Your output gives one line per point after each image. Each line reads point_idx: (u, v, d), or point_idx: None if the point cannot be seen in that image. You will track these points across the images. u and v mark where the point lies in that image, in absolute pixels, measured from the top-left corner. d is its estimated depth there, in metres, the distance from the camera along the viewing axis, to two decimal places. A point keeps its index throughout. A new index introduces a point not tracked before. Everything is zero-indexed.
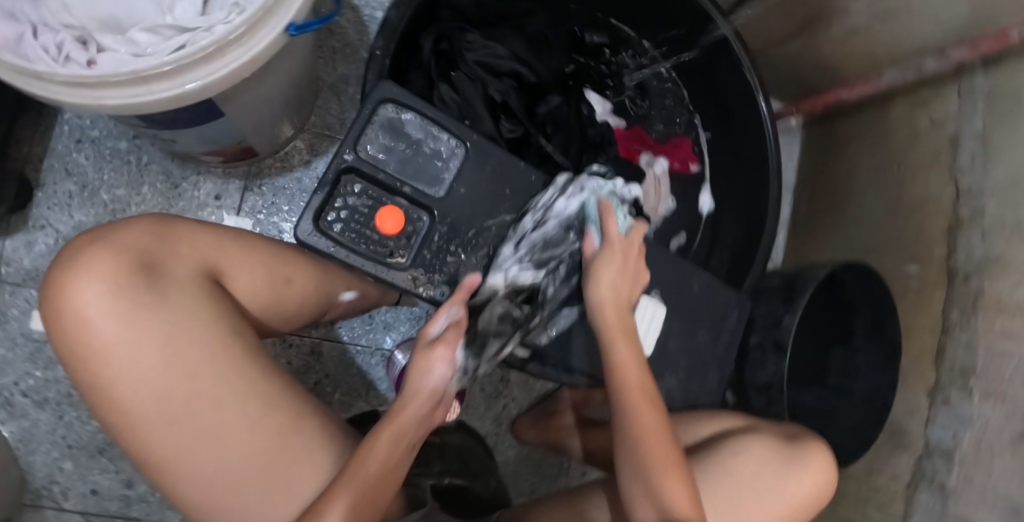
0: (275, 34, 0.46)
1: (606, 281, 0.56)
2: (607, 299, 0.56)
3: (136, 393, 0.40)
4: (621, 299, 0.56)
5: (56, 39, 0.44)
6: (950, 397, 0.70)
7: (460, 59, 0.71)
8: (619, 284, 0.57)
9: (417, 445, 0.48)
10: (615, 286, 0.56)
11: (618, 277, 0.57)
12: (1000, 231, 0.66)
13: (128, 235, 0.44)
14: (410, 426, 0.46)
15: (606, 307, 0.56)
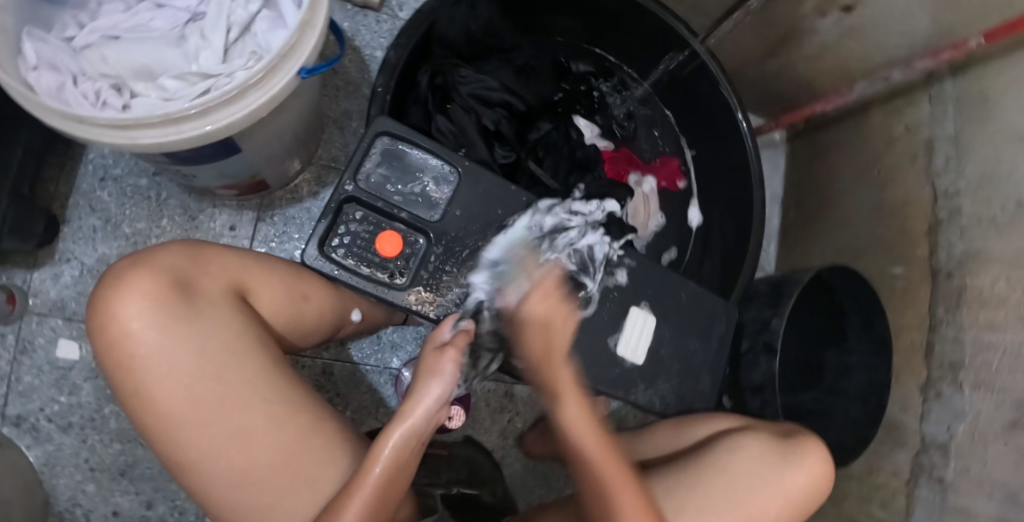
0: (289, 78, 0.49)
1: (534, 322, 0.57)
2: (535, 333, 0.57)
3: (173, 397, 0.43)
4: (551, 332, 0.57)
5: (93, 86, 0.48)
6: (942, 391, 0.72)
7: (452, 91, 0.74)
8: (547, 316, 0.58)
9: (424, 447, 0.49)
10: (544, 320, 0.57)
11: (540, 311, 0.58)
12: (977, 226, 0.69)
13: (165, 254, 0.47)
14: (421, 421, 0.48)
15: (540, 339, 0.56)
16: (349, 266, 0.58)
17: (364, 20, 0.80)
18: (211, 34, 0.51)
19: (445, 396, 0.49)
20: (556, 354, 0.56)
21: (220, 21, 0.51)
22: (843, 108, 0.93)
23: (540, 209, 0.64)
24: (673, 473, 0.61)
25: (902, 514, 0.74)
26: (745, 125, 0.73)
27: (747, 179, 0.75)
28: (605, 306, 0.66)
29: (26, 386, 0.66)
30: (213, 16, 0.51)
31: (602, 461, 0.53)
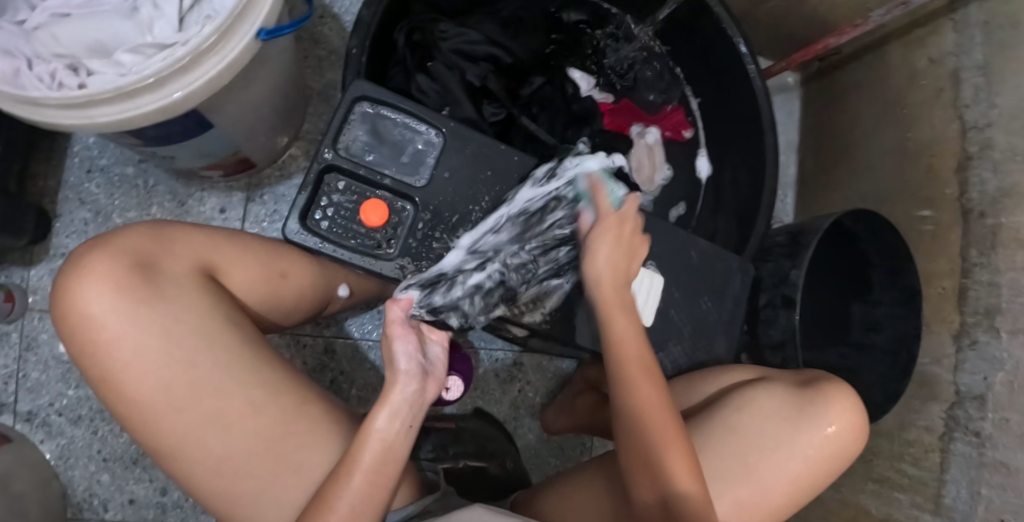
0: (245, 40, 0.50)
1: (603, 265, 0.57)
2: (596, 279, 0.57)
3: (142, 384, 0.42)
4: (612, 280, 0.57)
5: (49, 68, 0.48)
6: (977, 339, 0.68)
7: (433, 47, 0.68)
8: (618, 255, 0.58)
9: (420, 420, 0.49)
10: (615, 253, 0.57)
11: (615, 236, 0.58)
12: (1013, 159, 0.63)
13: (125, 239, 0.45)
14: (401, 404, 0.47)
15: (603, 284, 0.57)
16: (332, 238, 0.57)
17: None
18: (163, 3, 0.49)
19: (415, 374, 0.49)
20: (617, 302, 0.57)
21: None
22: (859, 43, 0.87)
23: (539, 177, 0.60)
24: (683, 438, 0.59)
25: (935, 471, 0.70)
26: (755, 68, 0.68)
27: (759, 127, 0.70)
28: None
29: (34, 381, 0.67)
30: None
31: (641, 384, 0.52)
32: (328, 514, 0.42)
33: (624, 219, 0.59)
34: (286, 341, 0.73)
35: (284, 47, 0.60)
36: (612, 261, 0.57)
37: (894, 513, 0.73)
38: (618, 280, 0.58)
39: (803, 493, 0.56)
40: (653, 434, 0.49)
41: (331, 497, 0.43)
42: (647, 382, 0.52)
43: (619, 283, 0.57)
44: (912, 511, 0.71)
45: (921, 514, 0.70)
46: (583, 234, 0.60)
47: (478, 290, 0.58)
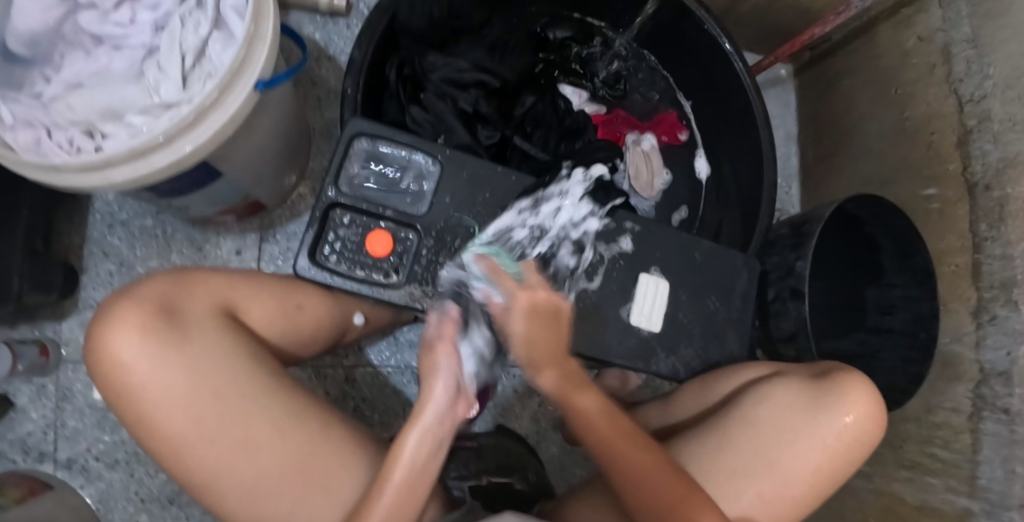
0: (246, 93, 0.53)
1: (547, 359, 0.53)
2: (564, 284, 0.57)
3: (171, 421, 0.44)
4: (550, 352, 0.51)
5: (67, 135, 0.52)
6: (996, 314, 0.67)
7: (426, 79, 0.69)
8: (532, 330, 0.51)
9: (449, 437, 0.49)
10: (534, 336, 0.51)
11: (531, 303, 0.52)
12: (1013, 128, 0.63)
13: (149, 287, 0.48)
14: (431, 423, 0.47)
15: (533, 352, 0.51)
16: (341, 270, 0.59)
17: (335, 28, 0.80)
18: (168, 65, 0.53)
19: (451, 396, 0.47)
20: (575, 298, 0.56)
21: (175, 51, 0.53)
22: (847, 30, 0.87)
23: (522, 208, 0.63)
24: (699, 437, 0.59)
25: (968, 453, 0.68)
26: (741, 64, 0.69)
27: (754, 122, 0.71)
28: (610, 275, 0.65)
29: (71, 429, 0.70)
30: (166, 47, 0.53)
31: (618, 452, 0.51)
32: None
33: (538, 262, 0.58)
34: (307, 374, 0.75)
35: (283, 92, 0.63)
36: (542, 309, 0.54)
37: (929, 499, 0.72)
38: (555, 342, 0.52)
39: (825, 483, 0.56)
40: (675, 508, 0.48)
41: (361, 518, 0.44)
42: (627, 449, 0.51)
43: (554, 337, 0.52)
44: (948, 495, 0.70)
45: (958, 497, 0.68)
46: (508, 286, 0.56)
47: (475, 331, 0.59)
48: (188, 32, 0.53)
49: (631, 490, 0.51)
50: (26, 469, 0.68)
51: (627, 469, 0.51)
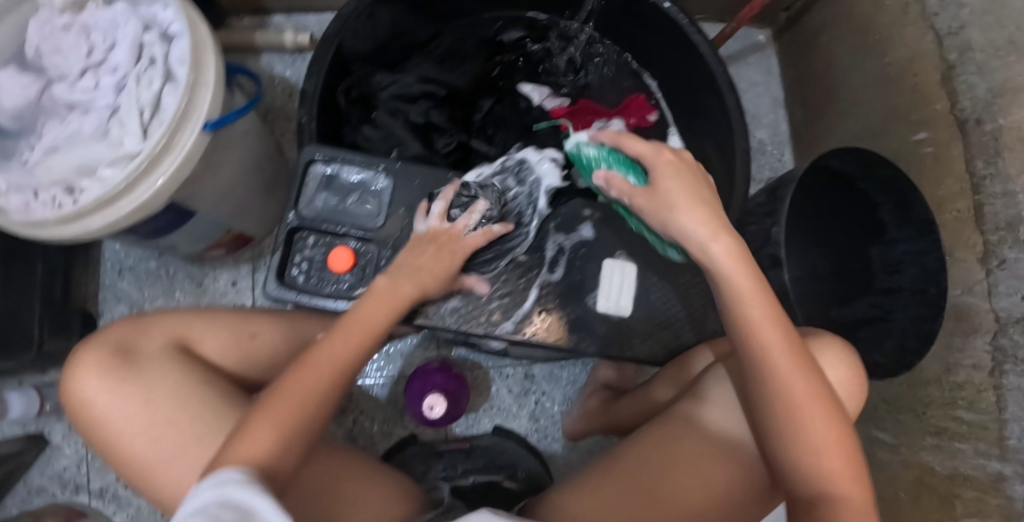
0: (194, 135, 0.57)
1: (704, 241, 0.51)
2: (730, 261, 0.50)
3: (132, 445, 0.50)
4: (704, 226, 0.51)
5: (51, 194, 0.57)
6: (1006, 256, 0.62)
7: (376, 99, 0.72)
8: (673, 198, 0.51)
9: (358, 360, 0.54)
10: (673, 205, 0.51)
11: (679, 181, 0.52)
12: (995, 55, 0.62)
13: (110, 332, 0.54)
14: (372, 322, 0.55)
15: (713, 245, 0.51)
16: (306, 288, 0.62)
17: (303, 64, 0.85)
18: (128, 120, 0.58)
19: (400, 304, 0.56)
20: (734, 252, 0.51)
21: (133, 107, 0.58)
22: None
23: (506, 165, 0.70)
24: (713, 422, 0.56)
25: (993, 412, 0.63)
26: (699, 36, 0.68)
27: (721, 93, 0.69)
28: (573, 265, 0.64)
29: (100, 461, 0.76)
30: (126, 104, 0.58)
31: (786, 367, 0.49)
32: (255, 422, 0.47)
33: (692, 164, 0.54)
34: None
35: (245, 129, 0.67)
36: (699, 207, 0.51)
37: (959, 466, 0.66)
38: (720, 226, 0.51)
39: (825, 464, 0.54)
40: (823, 455, 0.48)
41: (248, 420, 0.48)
42: (798, 367, 0.49)
43: (716, 220, 0.51)
44: (979, 461, 0.64)
45: (989, 462, 0.63)
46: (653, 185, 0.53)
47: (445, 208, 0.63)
48: (143, 88, 0.58)
49: (780, 405, 0.49)
50: (64, 501, 0.75)
51: (808, 410, 0.48)
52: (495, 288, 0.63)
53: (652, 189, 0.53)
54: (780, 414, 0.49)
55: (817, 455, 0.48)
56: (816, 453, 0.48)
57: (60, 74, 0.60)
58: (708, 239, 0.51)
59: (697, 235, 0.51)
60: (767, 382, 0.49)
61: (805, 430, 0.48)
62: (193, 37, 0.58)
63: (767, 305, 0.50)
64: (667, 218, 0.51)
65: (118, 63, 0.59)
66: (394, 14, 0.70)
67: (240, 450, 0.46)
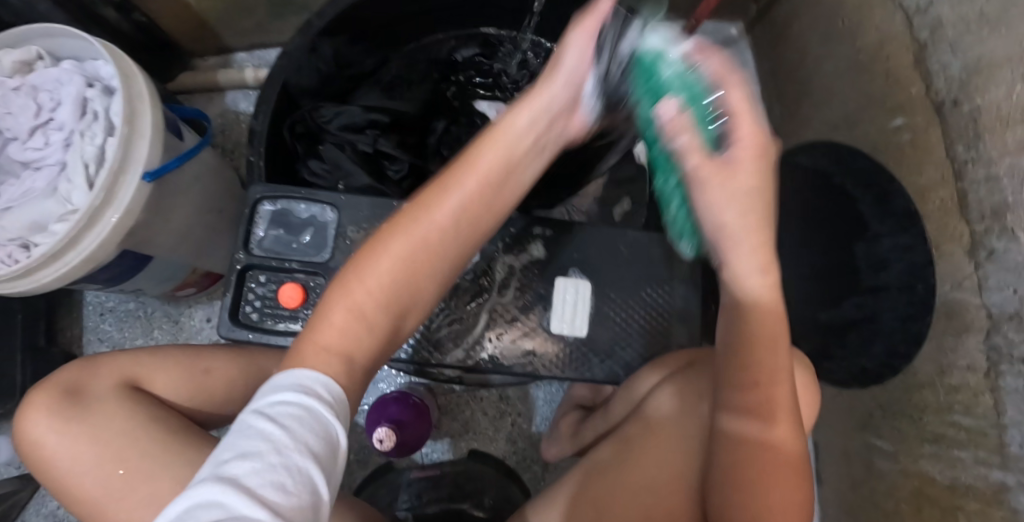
0: (135, 185, 0.58)
1: (741, 265, 0.46)
2: (754, 284, 0.46)
3: (83, 486, 0.50)
4: (747, 241, 0.46)
5: (7, 251, 0.59)
6: (993, 248, 0.56)
7: (323, 132, 0.70)
8: (732, 189, 0.45)
9: (466, 239, 0.46)
10: (722, 199, 0.46)
11: (735, 179, 0.45)
12: (966, 31, 0.57)
13: (61, 374, 0.54)
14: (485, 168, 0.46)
15: (762, 274, 0.46)
16: (260, 326, 0.63)
17: None
18: (74, 175, 0.59)
19: (506, 158, 0.46)
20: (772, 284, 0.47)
21: (78, 162, 0.59)
22: None
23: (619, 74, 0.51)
24: (664, 445, 0.54)
25: (992, 417, 0.57)
26: None
27: None
28: (524, 286, 0.62)
29: None
30: (72, 160, 0.59)
31: (774, 385, 0.46)
32: (335, 315, 0.42)
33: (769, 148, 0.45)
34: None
35: (197, 172, 0.68)
36: (749, 208, 0.45)
37: (960, 476, 0.61)
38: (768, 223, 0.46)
39: None
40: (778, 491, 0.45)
41: (346, 282, 0.42)
42: (776, 387, 0.46)
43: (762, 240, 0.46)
44: (980, 470, 0.59)
45: (991, 471, 0.57)
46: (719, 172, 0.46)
47: None
48: (87, 142, 0.60)
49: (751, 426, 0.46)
50: None
51: (779, 434, 0.46)
52: (443, 315, 0.62)
53: (726, 171, 0.45)
54: (746, 466, 0.45)
55: (774, 492, 0.45)
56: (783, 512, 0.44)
57: (13, 134, 0.62)
58: (749, 261, 0.46)
59: (731, 246, 0.46)
60: (752, 400, 0.46)
61: (768, 460, 0.45)
62: (129, 89, 0.59)
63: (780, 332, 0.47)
64: (718, 216, 0.46)
65: (64, 121, 0.61)
66: (335, 44, 0.69)
67: (318, 337, 0.41)
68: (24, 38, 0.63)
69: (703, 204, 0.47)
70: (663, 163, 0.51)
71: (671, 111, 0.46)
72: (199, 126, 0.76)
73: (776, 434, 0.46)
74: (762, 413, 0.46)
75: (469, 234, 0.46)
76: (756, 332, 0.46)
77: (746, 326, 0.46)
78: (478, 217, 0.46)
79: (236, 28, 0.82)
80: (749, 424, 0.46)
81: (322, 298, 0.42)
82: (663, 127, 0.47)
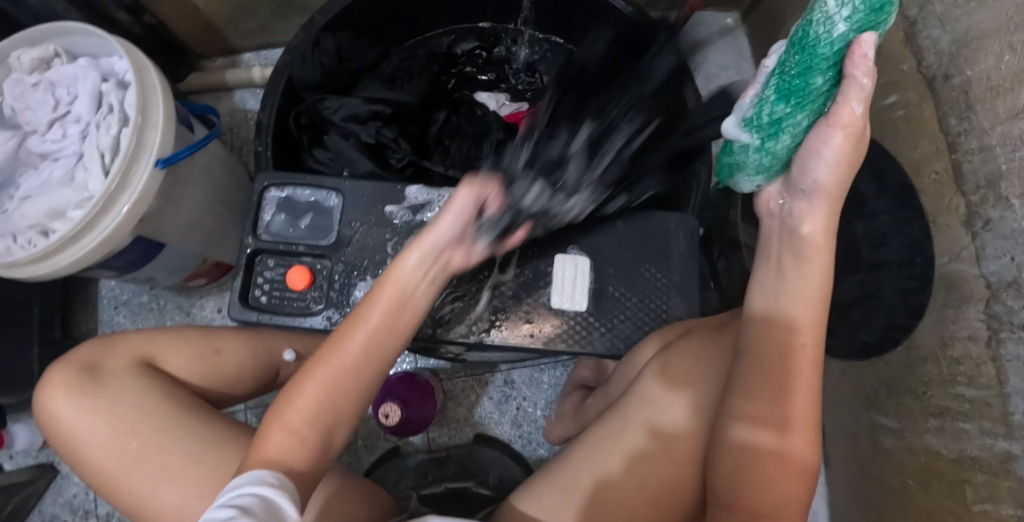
0: (148, 172, 0.60)
1: (819, 231, 0.45)
2: (800, 303, 0.46)
3: (97, 457, 0.52)
4: (835, 202, 0.45)
5: (27, 237, 0.62)
6: (989, 217, 0.56)
7: (326, 124, 0.72)
8: (852, 151, 0.43)
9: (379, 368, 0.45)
10: (847, 157, 0.42)
11: (850, 149, 0.42)
12: (955, 4, 0.58)
13: (81, 350, 0.56)
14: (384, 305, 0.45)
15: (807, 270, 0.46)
16: (269, 308, 0.63)
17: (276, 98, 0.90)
18: (90, 164, 0.61)
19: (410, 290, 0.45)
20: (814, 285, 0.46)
21: (94, 152, 0.62)
22: None
23: None
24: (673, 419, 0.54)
25: (994, 387, 0.57)
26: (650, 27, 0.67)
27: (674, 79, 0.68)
28: (525, 264, 0.63)
29: None
30: (88, 150, 0.62)
31: (798, 377, 0.46)
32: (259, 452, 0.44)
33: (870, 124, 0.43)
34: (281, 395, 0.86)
35: (206, 164, 0.70)
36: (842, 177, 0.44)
37: (966, 448, 0.60)
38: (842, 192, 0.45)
39: None
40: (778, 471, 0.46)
41: (269, 424, 0.44)
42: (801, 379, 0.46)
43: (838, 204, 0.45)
44: (985, 441, 0.58)
45: (995, 442, 0.57)
46: (844, 136, 0.42)
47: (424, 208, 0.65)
48: (103, 133, 0.62)
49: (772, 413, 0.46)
50: None
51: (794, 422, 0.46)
52: (446, 294, 0.63)
53: (845, 134, 0.42)
54: (753, 461, 0.47)
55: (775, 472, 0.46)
56: (784, 506, 0.46)
57: (33, 128, 0.65)
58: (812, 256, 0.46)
59: (822, 200, 0.45)
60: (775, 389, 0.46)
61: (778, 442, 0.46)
62: (142, 81, 0.61)
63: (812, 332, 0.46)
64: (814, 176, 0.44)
65: (81, 113, 0.64)
66: (336, 39, 0.72)
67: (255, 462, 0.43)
68: (43, 37, 0.66)
69: (817, 157, 0.43)
70: (799, 90, 0.42)
71: (863, 52, 0.38)
72: (207, 120, 0.79)
73: (789, 422, 0.46)
74: (783, 425, 0.46)
75: (385, 356, 0.45)
76: (792, 348, 0.46)
77: (780, 343, 0.46)
78: (389, 340, 0.45)
79: (244, 28, 0.86)
80: (761, 414, 0.47)
81: (262, 420, 0.45)
82: (853, 56, 0.39)
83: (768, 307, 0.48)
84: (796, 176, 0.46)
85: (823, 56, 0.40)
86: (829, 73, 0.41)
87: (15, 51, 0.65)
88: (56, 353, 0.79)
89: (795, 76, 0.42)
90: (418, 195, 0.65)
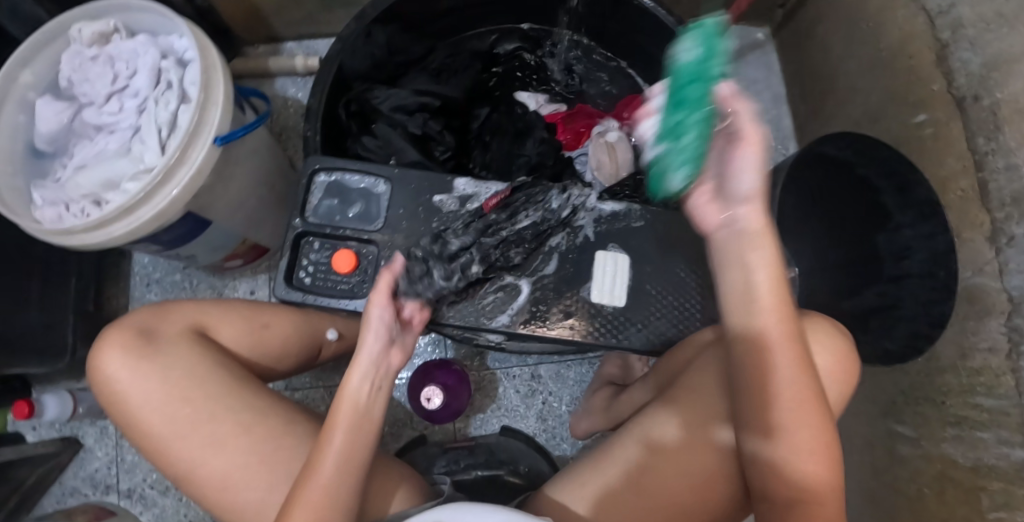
0: (206, 149, 0.62)
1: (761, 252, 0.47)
2: (763, 309, 0.48)
3: (149, 421, 0.53)
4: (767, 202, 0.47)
5: (80, 206, 0.63)
6: (1013, 234, 0.59)
7: (373, 113, 0.75)
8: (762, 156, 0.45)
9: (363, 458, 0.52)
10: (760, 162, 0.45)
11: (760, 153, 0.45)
12: (986, 29, 0.61)
13: (132, 316, 0.57)
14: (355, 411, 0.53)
15: (767, 300, 0.48)
16: (312, 288, 0.63)
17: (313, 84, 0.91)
18: (148, 138, 0.63)
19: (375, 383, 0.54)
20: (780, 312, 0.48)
21: (152, 126, 0.63)
22: None
23: None
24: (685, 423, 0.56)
25: (1013, 397, 0.59)
26: None
27: None
28: (566, 258, 0.65)
29: (130, 463, 0.81)
30: (146, 123, 0.63)
31: (786, 381, 0.48)
32: None
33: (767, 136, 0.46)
34: (307, 380, 0.86)
35: (254, 146, 0.72)
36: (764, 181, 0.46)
37: (983, 456, 0.63)
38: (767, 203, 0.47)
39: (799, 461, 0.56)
40: (797, 464, 0.49)
41: None
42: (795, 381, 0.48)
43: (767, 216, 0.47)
44: (1002, 449, 0.60)
45: (1013, 450, 0.59)
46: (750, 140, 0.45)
47: (473, 199, 0.66)
48: (161, 109, 0.63)
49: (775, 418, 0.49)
50: (94, 500, 0.79)
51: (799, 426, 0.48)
52: (490, 285, 0.64)
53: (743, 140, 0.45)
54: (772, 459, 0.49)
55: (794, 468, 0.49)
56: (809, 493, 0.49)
57: (89, 100, 0.66)
58: (758, 246, 0.48)
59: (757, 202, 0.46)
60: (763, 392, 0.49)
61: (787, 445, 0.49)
62: (204, 60, 0.63)
63: (786, 343, 0.48)
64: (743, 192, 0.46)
65: (139, 88, 0.65)
66: (386, 32, 0.74)
67: None
68: (104, 12, 0.67)
69: (736, 166, 0.45)
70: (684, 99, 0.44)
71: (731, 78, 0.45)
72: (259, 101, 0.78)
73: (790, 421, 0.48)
74: (770, 429, 0.49)
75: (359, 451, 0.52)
76: (770, 357, 0.48)
77: (755, 359, 0.49)
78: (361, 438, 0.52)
79: (288, 18, 0.88)
80: (759, 415, 0.49)
81: None
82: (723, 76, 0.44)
83: (739, 322, 0.49)
84: (722, 187, 0.47)
85: (692, 71, 0.43)
86: (704, 82, 0.43)
87: (76, 23, 0.66)
88: (88, 327, 0.80)
89: (681, 88, 0.44)
90: (468, 187, 0.67)
